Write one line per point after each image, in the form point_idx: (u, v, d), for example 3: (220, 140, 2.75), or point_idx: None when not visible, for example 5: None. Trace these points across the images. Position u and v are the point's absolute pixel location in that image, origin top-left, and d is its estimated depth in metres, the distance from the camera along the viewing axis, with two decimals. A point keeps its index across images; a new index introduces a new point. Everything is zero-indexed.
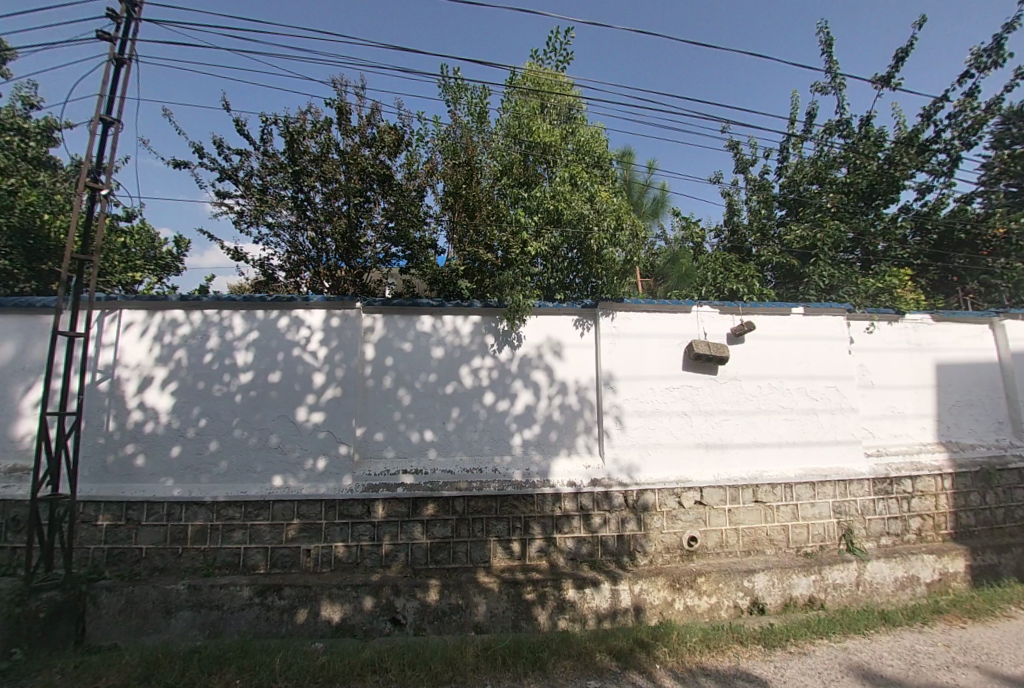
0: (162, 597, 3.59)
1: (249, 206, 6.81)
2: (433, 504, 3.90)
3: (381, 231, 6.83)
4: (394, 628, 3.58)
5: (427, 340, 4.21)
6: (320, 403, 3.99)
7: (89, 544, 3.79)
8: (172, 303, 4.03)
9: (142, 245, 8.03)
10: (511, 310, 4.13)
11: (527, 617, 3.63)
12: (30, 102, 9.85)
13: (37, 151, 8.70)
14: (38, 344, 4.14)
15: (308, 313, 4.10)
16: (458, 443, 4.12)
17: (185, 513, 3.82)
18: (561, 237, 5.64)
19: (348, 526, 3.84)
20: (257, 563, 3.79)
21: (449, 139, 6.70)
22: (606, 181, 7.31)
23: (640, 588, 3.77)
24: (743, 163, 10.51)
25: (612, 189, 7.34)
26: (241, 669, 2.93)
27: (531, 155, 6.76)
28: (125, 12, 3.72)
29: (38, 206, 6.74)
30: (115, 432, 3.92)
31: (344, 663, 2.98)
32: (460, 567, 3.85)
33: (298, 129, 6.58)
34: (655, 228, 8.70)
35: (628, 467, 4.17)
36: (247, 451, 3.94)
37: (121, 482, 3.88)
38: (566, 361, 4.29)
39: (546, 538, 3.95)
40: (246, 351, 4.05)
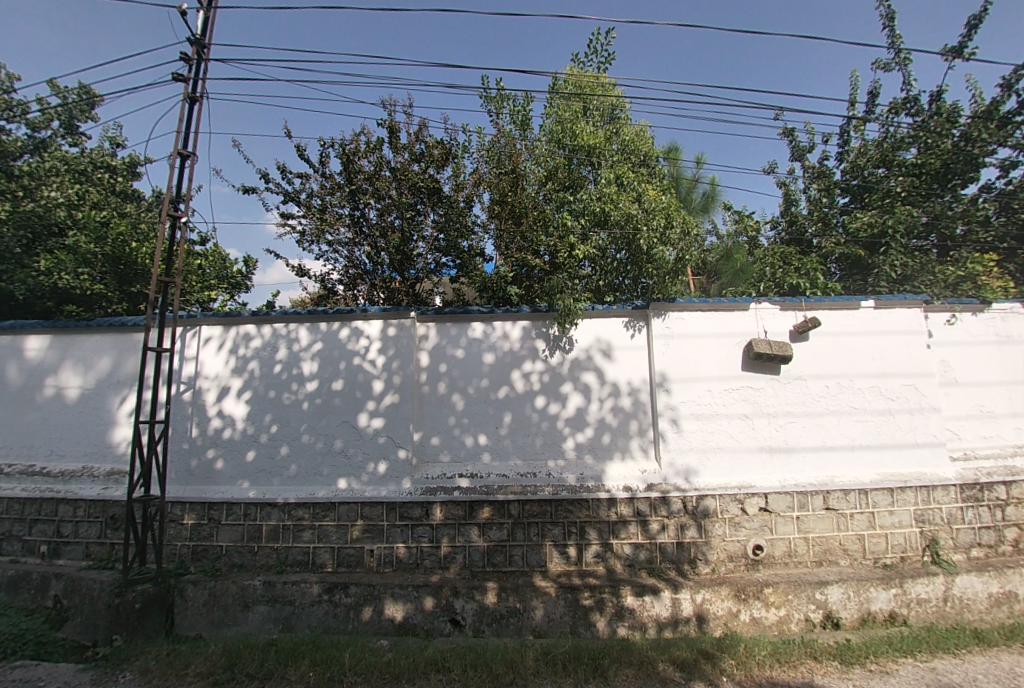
0: (240, 592, 3.83)
1: (310, 225, 7.20)
2: (488, 508, 3.95)
3: (432, 242, 7.07)
4: (454, 629, 3.64)
5: (479, 347, 4.28)
6: (380, 409, 4.16)
7: (177, 541, 4.13)
8: (245, 318, 4.35)
9: (215, 267, 8.69)
10: (562, 313, 4.12)
11: (585, 624, 3.59)
12: (117, 141, 10.94)
13: (124, 186, 9.62)
14: (129, 359, 4.56)
15: (366, 323, 4.29)
16: (511, 447, 4.16)
17: (259, 513, 4.08)
18: (609, 238, 5.55)
19: (407, 528, 3.97)
20: (325, 561, 3.99)
21: (495, 150, 6.72)
22: (653, 179, 7.24)
23: (703, 598, 3.64)
24: (800, 151, 9.99)
25: (660, 185, 7.26)
26: (314, 662, 3.10)
27: (576, 158, 7.04)
28: (195, 54, 4.08)
29: (127, 235, 7.45)
30: (198, 438, 4.28)
31: (408, 661, 3.07)
32: (517, 570, 3.88)
33: (353, 150, 6.91)
34: (706, 224, 8.43)
35: (685, 472, 4.05)
36: (314, 455, 4.16)
37: (204, 484, 4.22)
38: (617, 364, 4.24)
39: (603, 543, 3.90)
40: (311, 361, 4.29)
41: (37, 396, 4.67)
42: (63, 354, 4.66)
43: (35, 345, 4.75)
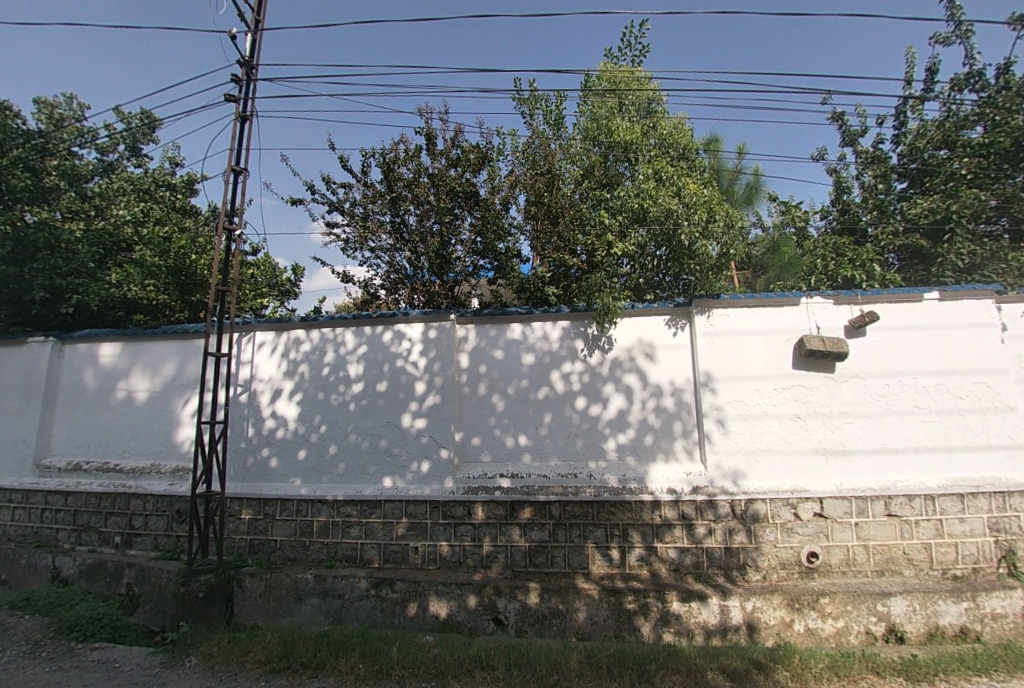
0: (293, 585, 4.00)
1: (354, 233, 7.47)
2: (530, 508, 3.96)
3: (469, 246, 7.18)
4: (497, 628, 3.66)
5: (518, 347, 4.30)
6: (422, 410, 4.25)
7: (236, 534, 4.39)
8: (295, 323, 4.57)
9: (267, 275, 9.15)
10: (601, 312, 4.08)
11: (629, 628, 3.52)
12: (176, 161, 11.71)
13: (183, 202, 10.28)
14: (191, 363, 4.86)
15: (408, 326, 4.40)
16: (552, 448, 4.15)
17: (310, 510, 4.27)
18: (649, 234, 5.36)
19: (450, 527, 4.04)
20: (372, 557, 4.11)
21: (531, 153, 6.87)
22: (693, 172, 7.06)
23: (753, 605, 3.50)
24: (851, 135, 9.49)
25: (700, 178, 7.06)
26: (363, 655, 3.20)
27: (612, 155, 6.95)
28: (245, 75, 4.32)
29: (187, 249, 8.00)
30: (254, 438, 4.53)
31: (454, 658, 3.12)
32: (559, 571, 3.86)
33: (393, 159, 7.11)
34: (750, 216, 8.13)
35: (733, 474, 3.91)
36: (361, 454, 4.30)
37: (259, 481, 4.46)
38: (659, 364, 4.15)
39: (647, 546, 3.83)
40: (357, 364, 4.44)
41: (111, 399, 5.05)
42: (133, 360, 5.03)
43: (108, 352, 5.13)
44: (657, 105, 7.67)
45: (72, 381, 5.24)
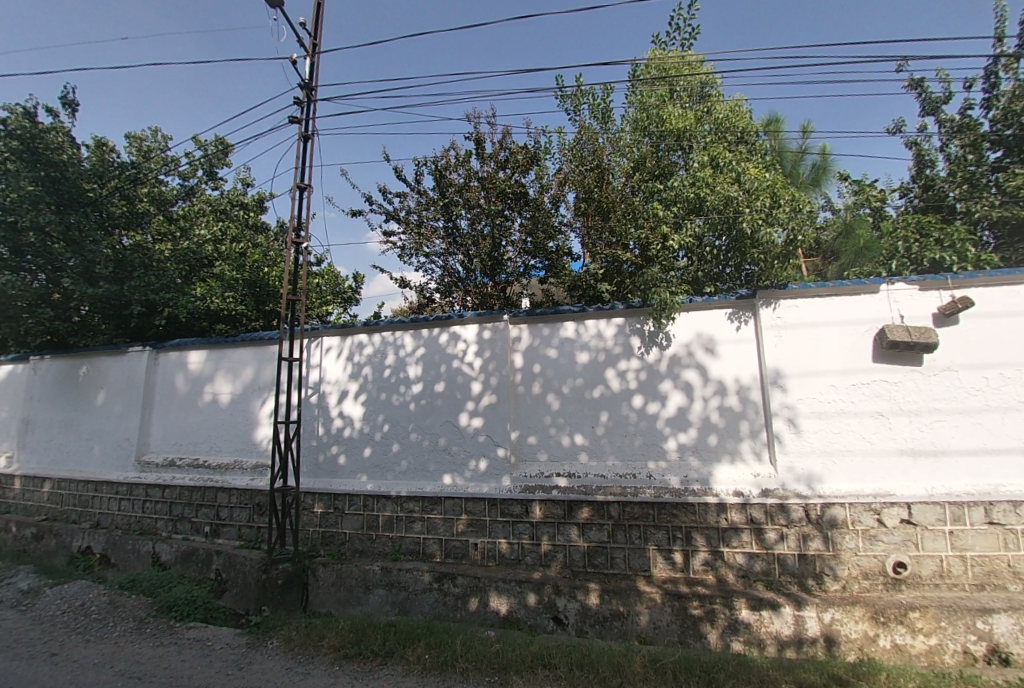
0: (361, 575, 4.20)
1: (409, 240, 7.73)
2: (588, 508, 3.93)
3: (520, 246, 7.29)
4: (557, 627, 3.66)
5: (572, 346, 4.28)
6: (479, 409, 4.35)
7: (310, 526, 4.71)
8: (357, 328, 4.84)
9: (330, 284, 9.69)
10: (658, 308, 3.97)
11: (695, 634, 3.40)
12: (247, 182, 12.65)
13: (255, 219, 11.08)
14: (267, 367, 5.22)
15: (463, 328, 4.52)
16: (609, 448, 4.09)
17: (376, 505, 4.49)
18: (706, 224, 5.16)
19: (509, 525, 4.10)
20: (434, 552, 4.25)
21: (579, 150, 7.10)
22: (754, 156, 6.71)
23: (832, 617, 3.26)
24: (932, 104, 8.69)
25: (763, 162, 6.71)
26: (429, 646, 3.32)
27: (664, 144, 6.80)
28: (305, 96, 4.64)
29: (260, 262, 8.85)
30: (324, 436, 4.84)
31: (515, 654, 3.15)
32: (619, 573, 3.80)
33: (444, 165, 7.29)
34: (818, 199, 7.66)
35: (807, 478, 3.67)
36: (422, 452, 4.47)
37: (329, 477, 4.76)
38: (722, 360, 3.97)
39: (712, 551, 3.69)
40: (415, 365, 4.62)
41: (198, 401, 5.53)
42: (217, 365, 5.48)
43: (195, 358, 5.63)
44: (711, 90, 7.41)
45: (166, 386, 5.79)
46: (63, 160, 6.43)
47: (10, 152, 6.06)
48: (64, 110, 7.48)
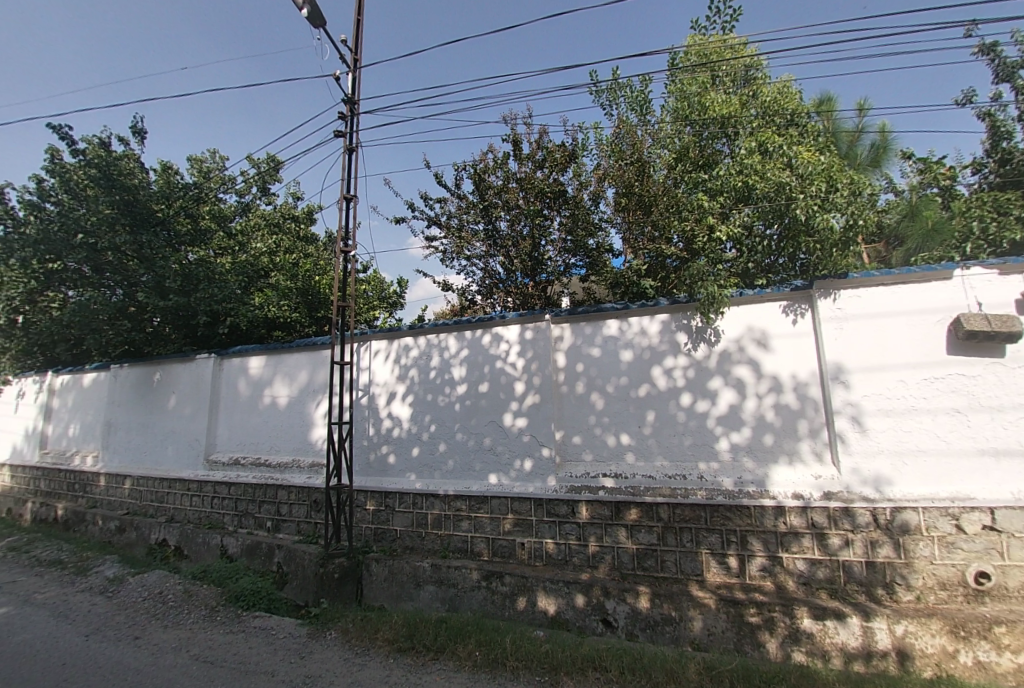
0: (412, 572, 4.30)
1: (451, 244, 7.85)
2: (636, 509, 3.86)
3: (560, 245, 7.29)
4: (606, 629, 3.60)
5: (615, 344, 4.22)
6: (523, 409, 4.36)
7: (362, 523, 4.87)
8: (403, 332, 4.98)
9: (376, 290, 10.02)
10: (705, 302, 3.84)
11: (752, 643, 3.25)
12: (297, 195, 13.26)
13: (306, 231, 11.60)
14: (320, 370, 5.43)
15: (505, 329, 4.55)
16: (657, 448, 3.99)
17: (425, 503, 4.60)
18: (756, 213, 4.99)
19: (555, 525, 4.08)
20: (482, 550, 4.29)
21: (617, 145, 6.98)
22: (807, 138, 6.29)
23: (905, 630, 3.03)
24: (1008, 69, 7.96)
25: (817, 144, 6.30)
26: (479, 643, 3.35)
27: (708, 132, 6.60)
28: (350, 110, 4.86)
29: (312, 271, 9.29)
30: (375, 436, 5.04)
31: (565, 654, 3.13)
32: (670, 577, 3.70)
33: (483, 169, 7.37)
34: (879, 180, 7.22)
35: (874, 480, 3.43)
36: (468, 452, 4.53)
37: (380, 475, 4.93)
38: (776, 356, 3.78)
39: (770, 556, 3.51)
40: (460, 366, 4.70)
41: (259, 404, 5.84)
42: (275, 370, 5.76)
43: (255, 363, 5.94)
44: (757, 72, 7.12)
45: (229, 390, 6.14)
46: (135, 184, 6.96)
47: (90, 180, 6.62)
48: (134, 138, 8.10)
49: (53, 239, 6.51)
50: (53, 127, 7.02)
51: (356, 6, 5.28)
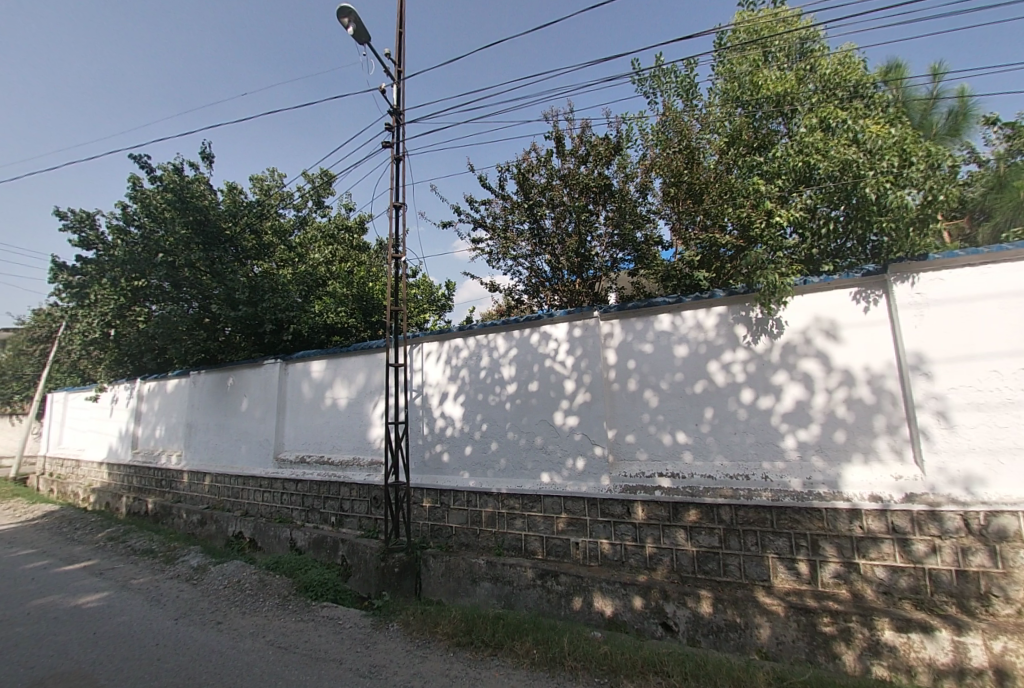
0: (468, 568, 4.36)
1: (497, 245, 7.90)
2: (695, 510, 3.72)
3: (607, 240, 7.19)
4: (666, 634, 3.49)
5: (669, 339, 4.08)
6: (574, 407, 4.33)
7: (420, 520, 5.00)
8: (453, 333, 5.06)
9: (426, 293, 10.26)
10: (765, 292, 3.64)
11: (827, 654, 3.04)
12: (349, 206, 13.79)
13: (358, 240, 12.06)
14: (376, 372, 5.62)
15: (554, 327, 4.52)
16: (716, 446, 3.81)
17: (479, 501, 4.66)
18: (819, 195, 4.73)
19: (611, 525, 4.01)
20: (536, 549, 4.29)
21: (663, 133, 7.02)
22: (875, 110, 5.92)
23: (1005, 647, 2.73)
24: None
25: (887, 115, 5.87)
26: (536, 641, 3.34)
27: (761, 113, 6.28)
28: (395, 121, 5.05)
29: (366, 278, 9.65)
30: (429, 435, 5.15)
31: (625, 657, 3.05)
32: (734, 581, 3.54)
33: (526, 168, 7.35)
34: (959, 150, 6.63)
35: (965, 480, 3.09)
36: (520, 451, 4.54)
37: (435, 473, 5.04)
38: (847, 347, 3.51)
39: (845, 562, 3.28)
40: (509, 366, 4.72)
41: (321, 405, 6.12)
42: (335, 372, 6.02)
43: (316, 367, 6.24)
44: (814, 45, 6.72)
45: (294, 393, 6.48)
46: (206, 205, 7.48)
47: (167, 203, 7.17)
48: (203, 163, 8.69)
49: (138, 259, 7.07)
50: (135, 157, 7.67)
51: (398, 18, 5.41)
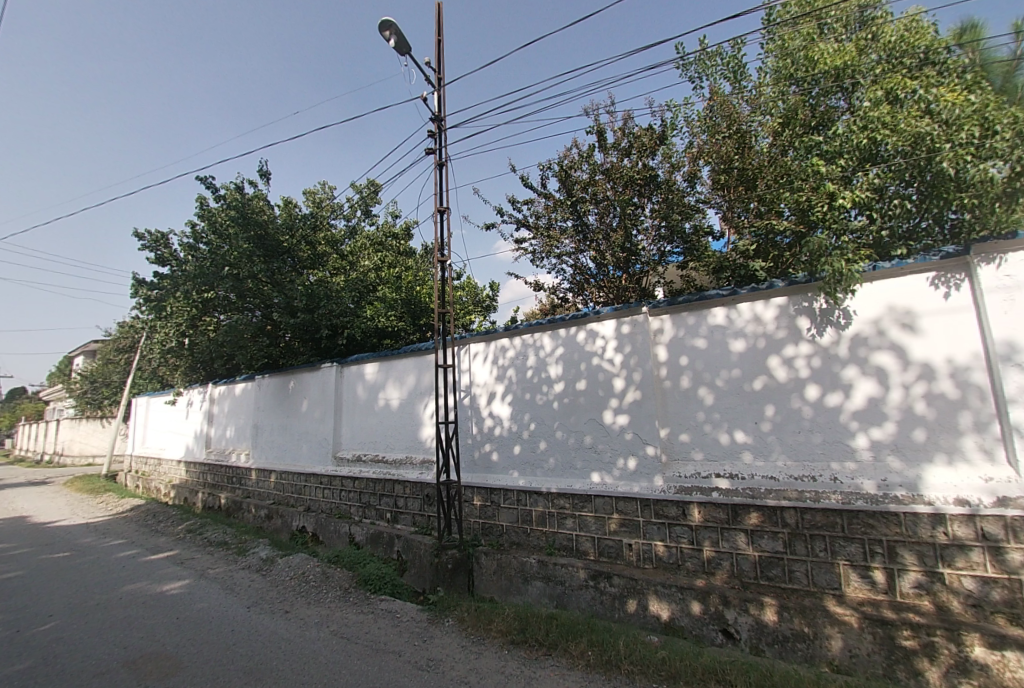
0: (520, 567, 4.37)
1: (540, 244, 7.85)
2: (757, 514, 3.55)
3: (654, 233, 6.99)
4: (727, 641, 3.34)
5: (724, 334, 3.91)
6: (624, 406, 4.23)
7: (471, 518, 5.06)
8: (499, 333, 5.08)
9: (471, 295, 10.37)
10: (830, 281, 3.40)
11: (908, 670, 2.81)
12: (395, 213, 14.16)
13: (405, 246, 12.36)
14: (425, 373, 5.72)
15: (601, 325, 4.45)
16: (778, 445, 3.61)
17: (529, 500, 4.65)
18: (888, 173, 4.40)
19: (665, 526, 3.89)
20: (588, 550, 4.23)
21: (711, 119, 6.77)
22: (951, 77, 5.28)
23: None
24: None
25: (968, 80, 5.17)
26: (591, 642, 3.29)
27: (817, 90, 5.80)
28: (437, 128, 5.13)
29: (413, 282, 9.88)
30: (478, 435, 5.20)
31: (684, 663, 2.95)
32: (800, 589, 3.34)
33: (568, 165, 7.25)
34: None
35: None
36: (569, 450, 4.49)
37: (485, 472, 5.09)
38: (926, 337, 3.21)
39: (927, 571, 3.01)
40: (556, 365, 4.69)
41: (375, 406, 6.32)
42: (387, 374, 6.20)
43: (370, 369, 6.45)
44: (875, 10, 6.19)
45: (349, 394, 6.73)
46: (265, 220, 7.90)
47: (230, 220, 7.64)
48: (262, 180, 9.19)
49: (207, 273, 7.58)
50: (202, 179, 8.21)
51: (437, 25, 5.49)
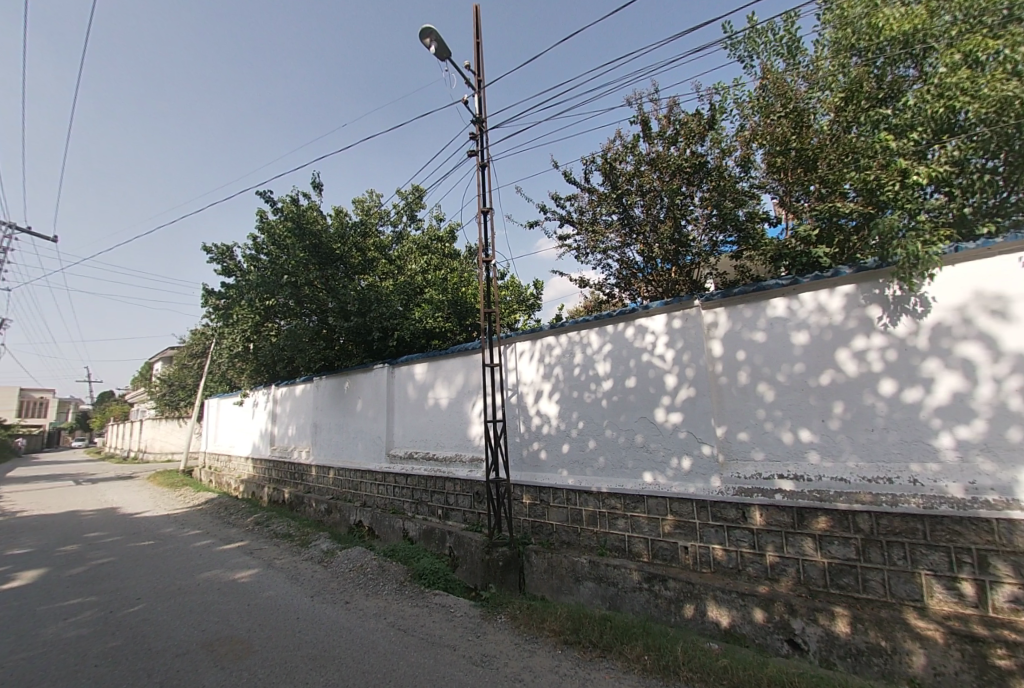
0: (571, 566, 4.32)
1: (585, 239, 7.74)
2: (825, 518, 3.33)
3: (705, 223, 6.76)
4: (794, 652, 3.16)
5: (784, 326, 3.69)
6: (676, 403, 4.09)
7: (520, 516, 5.07)
8: (545, 331, 5.04)
9: (515, 294, 10.38)
10: (905, 265, 3.13)
11: None
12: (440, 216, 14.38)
13: (449, 247, 12.54)
14: (472, 371, 5.77)
15: (650, 320, 4.32)
16: (848, 445, 3.36)
17: (579, 499, 4.60)
18: (968, 143, 3.98)
19: (723, 530, 3.73)
20: (641, 551, 4.12)
21: (764, 99, 6.42)
22: None
23: None
24: None
25: None
26: (648, 646, 3.20)
27: (884, 58, 5.48)
28: (478, 129, 5.15)
29: (458, 283, 10.01)
30: (526, 433, 5.19)
31: (747, 673, 2.81)
32: (876, 599, 3.10)
33: (612, 158, 7.09)
34: None
35: None
36: (620, 450, 4.39)
37: (534, 470, 5.07)
38: (1020, 325, 2.87)
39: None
40: (605, 362, 4.59)
41: (424, 404, 6.45)
42: (435, 373, 6.31)
43: (419, 369, 6.59)
44: None
45: (400, 394, 6.91)
46: (319, 229, 8.24)
47: (288, 231, 8.03)
48: (315, 191, 9.57)
49: (268, 281, 7.97)
50: (261, 193, 8.67)
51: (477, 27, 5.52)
